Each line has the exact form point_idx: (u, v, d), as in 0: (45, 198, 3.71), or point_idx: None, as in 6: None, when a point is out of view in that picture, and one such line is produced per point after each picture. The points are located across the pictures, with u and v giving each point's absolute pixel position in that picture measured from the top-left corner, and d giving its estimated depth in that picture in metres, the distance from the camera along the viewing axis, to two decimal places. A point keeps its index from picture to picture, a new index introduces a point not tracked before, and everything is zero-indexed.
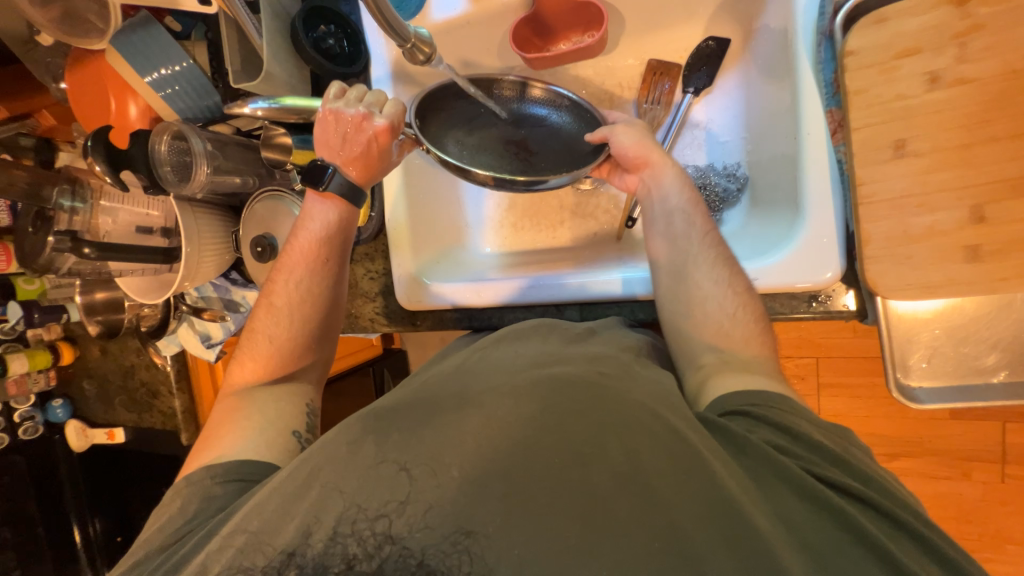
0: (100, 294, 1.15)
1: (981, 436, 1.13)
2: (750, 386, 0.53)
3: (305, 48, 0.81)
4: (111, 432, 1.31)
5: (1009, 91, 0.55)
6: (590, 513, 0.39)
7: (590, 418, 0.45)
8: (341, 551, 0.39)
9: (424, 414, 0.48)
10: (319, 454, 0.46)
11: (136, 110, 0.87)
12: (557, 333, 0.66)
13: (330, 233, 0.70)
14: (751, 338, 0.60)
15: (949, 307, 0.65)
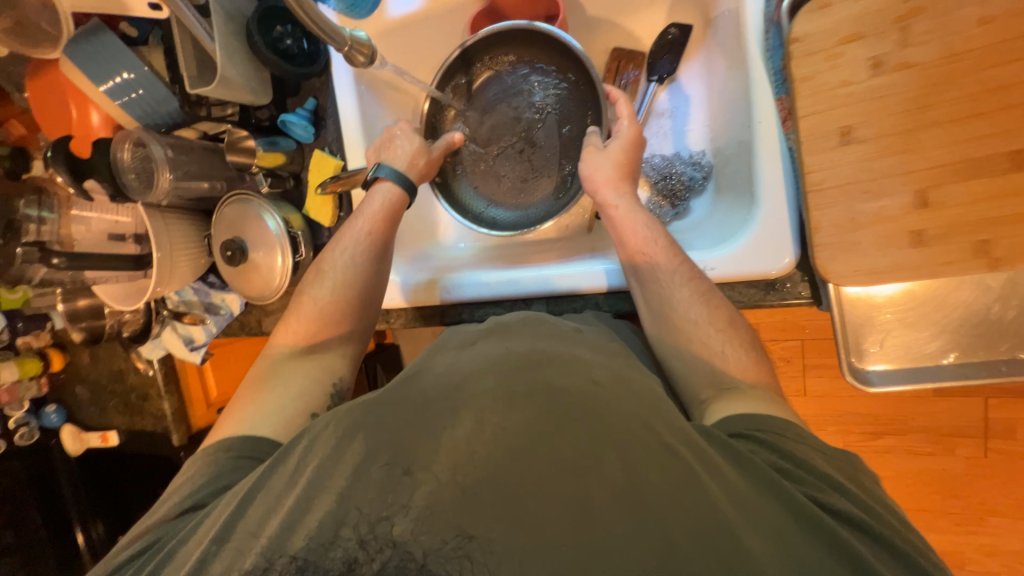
0: (83, 301, 1.15)
1: (961, 411, 1.14)
2: (757, 410, 0.50)
3: (261, 49, 0.80)
4: (104, 436, 1.31)
5: (950, 75, 0.55)
6: (586, 519, 0.37)
7: (593, 419, 0.43)
8: (342, 554, 0.37)
9: (417, 416, 0.45)
10: (319, 445, 0.45)
11: (98, 117, 0.87)
12: (543, 328, 0.60)
13: (392, 209, 0.73)
14: (743, 360, 0.57)
15: (902, 290, 0.65)
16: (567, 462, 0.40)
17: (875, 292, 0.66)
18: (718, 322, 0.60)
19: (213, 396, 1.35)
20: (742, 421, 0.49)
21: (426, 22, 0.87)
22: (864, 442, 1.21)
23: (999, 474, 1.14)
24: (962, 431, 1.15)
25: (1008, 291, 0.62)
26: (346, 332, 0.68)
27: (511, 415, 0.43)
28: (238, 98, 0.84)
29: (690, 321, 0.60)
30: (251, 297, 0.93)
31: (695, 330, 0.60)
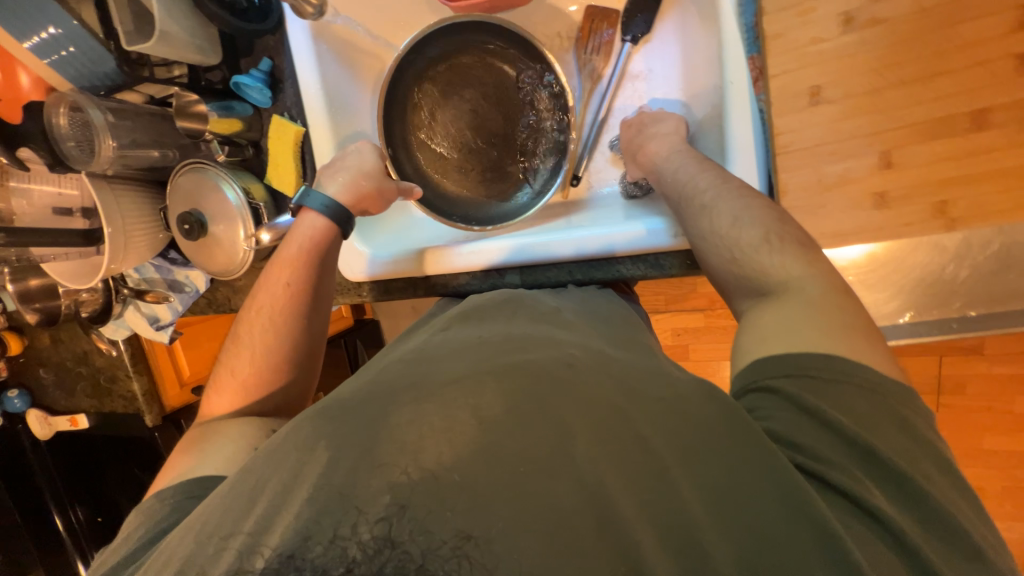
0: (34, 280, 1.08)
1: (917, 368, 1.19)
2: (806, 344, 0.42)
3: (206, 3, 0.73)
4: (72, 419, 1.27)
5: (919, 31, 0.54)
6: (590, 511, 0.33)
7: (580, 411, 0.39)
8: (339, 554, 0.31)
9: (384, 408, 0.39)
10: (269, 466, 0.38)
11: (28, 80, 0.79)
12: (531, 312, 0.60)
13: (317, 245, 0.69)
14: (790, 250, 0.48)
15: (868, 255, 0.67)
16: (561, 446, 0.36)
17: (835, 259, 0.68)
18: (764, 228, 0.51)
19: (186, 376, 1.32)
20: (775, 360, 0.42)
21: None
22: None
23: (952, 426, 1.21)
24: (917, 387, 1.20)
25: (961, 251, 0.62)
26: (285, 385, 0.65)
27: (489, 403, 0.38)
28: (185, 58, 0.78)
29: (718, 235, 0.53)
30: (217, 273, 0.90)
31: (725, 238, 0.52)
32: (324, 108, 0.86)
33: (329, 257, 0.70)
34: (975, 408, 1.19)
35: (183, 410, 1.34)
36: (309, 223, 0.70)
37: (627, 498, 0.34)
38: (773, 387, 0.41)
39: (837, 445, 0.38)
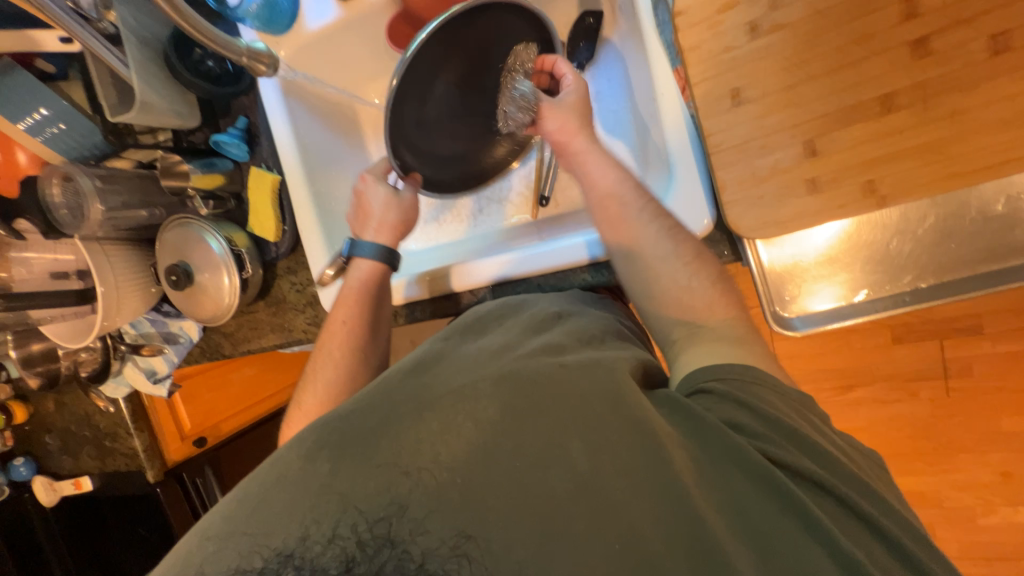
0: (37, 345, 1.11)
1: (923, 353, 1.11)
2: (733, 358, 0.49)
3: (182, 73, 0.80)
4: (77, 482, 1.27)
5: (818, 31, 0.59)
6: (574, 501, 0.36)
7: (572, 409, 0.41)
8: (339, 552, 0.33)
9: (384, 421, 0.42)
10: (284, 478, 0.38)
11: (24, 156, 0.86)
12: (530, 324, 0.57)
13: (372, 284, 0.73)
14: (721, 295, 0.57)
15: (823, 256, 0.70)
16: (552, 443, 0.38)
17: (799, 253, 0.71)
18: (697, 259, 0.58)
19: (186, 429, 1.33)
20: (717, 372, 0.47)
21: (343, 30, 0.87)
22: (833, 395, 1.18)
23: (974, 412, 1.11)
24: (923, 374, 1.12)
25: (902, 225, 0.67)
26: None
27: (481, 412, 0.41)
28: (165, 123, 0.83)
29: (672, 265, 0.58)
30: (206, 320, 0.93)
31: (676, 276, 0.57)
32: (299, 158, 0.89)
33: (381, 299, 0.73)
34: (985, 390, 1.10)
35: (184, 463, 1.33)
36: (358, 267, 0.74)
37: (617, 489, 0.37)
38: (718, 390, 0.45)
39: (785, 436, 0.42)
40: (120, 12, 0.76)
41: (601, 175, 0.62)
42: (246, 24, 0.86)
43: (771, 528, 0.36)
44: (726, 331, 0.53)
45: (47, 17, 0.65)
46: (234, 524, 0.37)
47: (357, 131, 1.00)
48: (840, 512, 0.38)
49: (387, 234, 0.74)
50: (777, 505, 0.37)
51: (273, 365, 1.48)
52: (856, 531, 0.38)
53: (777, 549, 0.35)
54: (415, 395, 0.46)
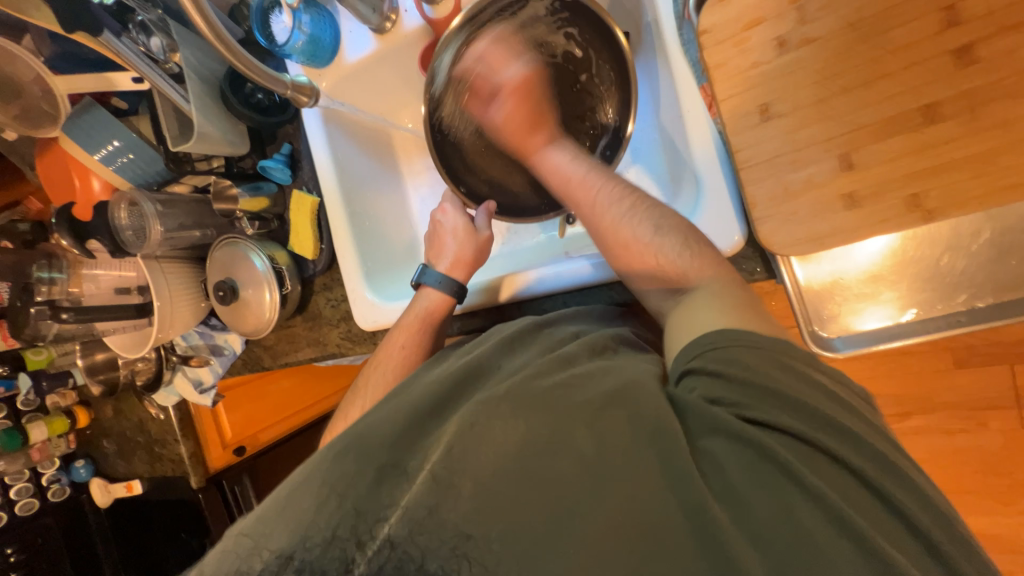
0: (100, 354, 1.20)
1: (993, 381, 0.99)
2: (727, 325, 0.46)
3: (235, 107, 0.88)
4: (128, 485, 1.35)
5: (850, 44, 0.57)
6: (559, 510, 0.37)
7: (569, 404, 0.42)
8: (338, 554, 0.39)
9: (400, 433, 0.46)
10: (307, 481, 0.43)
11: (99, 184, 0.96)
12: (543, 340, 0.59)
13: (438, 317, 0.74)
14: (701, 258, 0.54)
15: (866, 273, 0.66)
16: (546, 448, 0.40)
17: (838, 270, 0.67)
18: (670, 230, 0.56)
19: (228, 438, 1.39)
20: (699, 347, 0.45)
21: (381, 62, 0.92)
22: (888, 424, 1.09)
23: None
24: (995, 403, 1.00)
25: (953, 241, 0.62)
26: None
27: (487, 422, 0.42)
28: (219, 151, 0.91)
29: (640, 240, 0.57)
30: (248, 333, 0.99)
31: (648, 246, 0.56)
32: (336, 180, 0.94)
33: (441, 331, 0.74)
34: None
35: (224, 471, 1.40)
36: (426, 296, 0.75)
37: (613, 479, 0.38)
38: (708, 367, 0.43)
39: (783, 405, 0.39)
40: (184, 53, 0.84)
41: (558, 162, 0.67)
42: (292, 60, 0.92)
43: (777, 511, 0.35)
44: (712, 285, 0.52)
45: (123, 61, 0.74)
46: (256, 529, 0.42)
47: (391, 154, 1.05)
48: (853, 483, 0.37)
49: (460, 270, 0.76)
50: (781, 482, 0.36)
51: (309, 378, 1.53)
52: (874, 509, 0.36)
53: (780, 529, 0.35)
54: (429, 402, 0.49)
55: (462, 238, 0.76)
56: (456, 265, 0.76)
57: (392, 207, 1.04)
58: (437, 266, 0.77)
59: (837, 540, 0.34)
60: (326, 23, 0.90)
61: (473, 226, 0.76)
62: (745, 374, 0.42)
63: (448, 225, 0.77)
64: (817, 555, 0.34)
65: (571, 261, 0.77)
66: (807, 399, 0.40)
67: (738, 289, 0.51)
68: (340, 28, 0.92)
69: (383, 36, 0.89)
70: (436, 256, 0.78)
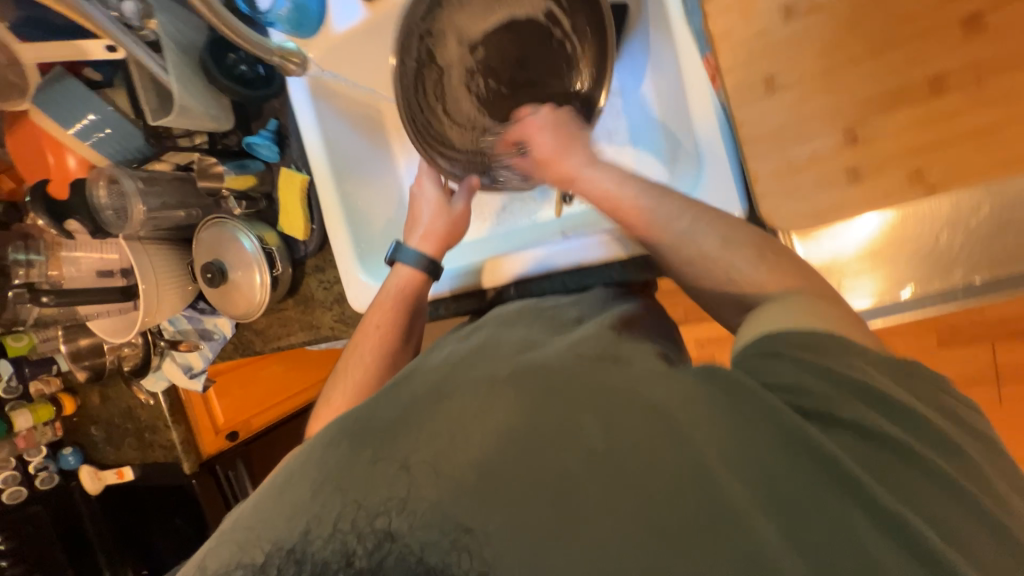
0: (84, 340, 1.16)
1: (973, 358, 0.98)
2: (800, 322, 0.41)
3: (217, 78, 0.83)
4: (120, 472, 1.34)
5: (860, 12, 0.56)
6: (567, 494, 0.34)
7: (579, 389, 0.40)
8: (337, 547, 0.35)
9: (400, 415, 0.43)
10: (303, 467, 0.41)
11: (74, 161, 0.91)
12: (547, 320, 0.58)
13: (411, 291, 0.72)
14: (777, 270, 0.48)
15: (863, 254, 0.67)
16: (554, 431, 0.37)
17: (837, 250, 0.67)
18: (713, 223, 0.51)
19: (220, 423, 1.38)
20: (788, 340, 0.41)
21: (371, 34, 0.88)
22: None
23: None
24: (976, 380, 1.00)
25: (953, 217, 0.61)
26: None
27: (493, 407, 0.40)
28: (202, 126, 0.87)
29: (703, 254, 0.50)
30: (239, 317, 0.96)
31: (714, 260, 0.50)
32: (326, 157, 0.91)
33: (419, 310, 0.72)
34: None
35: (218, 457, 1.39)
36: (398, 276, 0.73)
37: (631, 468, 0.35)
38: (785, 356, 0.40)
39: (851, 397, 0.37)
40: (160, 20, 0.79)
41: (603, 183, 0.58)
42: (277, 29, 0.88)
43: (818, 506, 0.33)
44: (799, 292, 0.45)
45: (101, 32, 0.70)
46: (252, 518, 0.39)
47: (380, 130, 1.00)
48: (917, 481, 0.34)
49: (432, 244, 0.73)
50: (828, 472, 0.34)
51: (300, 364, 1.51)
52: (936, 505, 0.33)
53: (824, 519, 0.32)
54: (426, 387, 0.47)
55: (437, 212, 0.74)
56: (429, 239, 0.73)
57: (384, 187, 1.00)
58: (409, 240, 0.75)
59: (882, 537, 0.32)
60: None
61: (447, 201, 0.74)
62: (822, 368, 0.39)
63: (422, 196, 0.75)
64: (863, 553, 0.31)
65: (567, 242, 0.76)
66: (863, 392, 0.37)
67: (777, 285, 0.46)
68: None
69: (373, 5, 0.85)
70: (408, 229, 0.75)
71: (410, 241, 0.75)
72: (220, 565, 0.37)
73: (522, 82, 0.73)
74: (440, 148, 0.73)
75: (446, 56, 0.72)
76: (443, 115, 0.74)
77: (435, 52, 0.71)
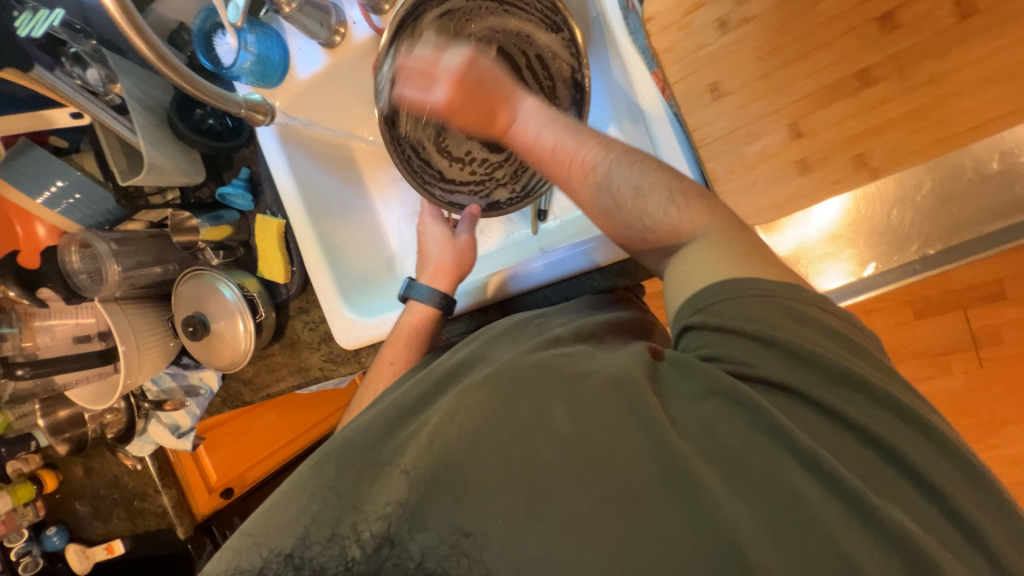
0: (64, 410, 1.12)
1: (946, 326, 1.01)
2: (719, 277, 0.42)
3: (186, 134, 0.84)
4: (109, 546, 1.27)
5: (786, 19, 0.60)
6: (536, 481, 0.37)
7: (546, 379, 0.42)
8: (338, 553, 0.39)
9: (388, 430, 0.46)
10: (294, 491, 0.43)
11: (45, 229, 0.91)
12: (530, 330, 0.59)
13: (422, 328, 0.72)
14: (690, 207, 0.46)
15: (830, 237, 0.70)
16: (519, 422, 0.40)
17: (803, 236, 0.71)
18: (654, 185, 0.47)
19: (213, 481, 1.34)
20: (701, 304, 0.42)
21: (332, 78, 0.91)
22: None
23: None
24: (951, 347, 1.02)
25: (900, 194, 0.64)
26: None
27: (471, 411, 0.42)
28: (173, 181, 0.87)
29: (623, 207, 0.48)
30: (223, 367, 0.95)
31: (630, 208, 0.47)
32: (300, 198, 0.92)
33: (433, 342, 0.72)
34: (1019, 356, 1.00)
35: (213, 516, 1.35)
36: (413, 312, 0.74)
37: (595, 451, 0.37)
38: (713, 321, 0.40)
39: (776, 357, 0.37)
40: (124, 83, 0.80)
41: (540, 135, 0.52)
42: (241, 82, 0.90)
43: (771, 473, 0.34)
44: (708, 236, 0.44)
45: (60, 96, 0.70)
46: (257, 528, 0.42)
47: (354, 170, 1.03)
48: (850, 438, 0.35)
49: (443, 278, 0.75)
50: (770, 441, 0.35)
51: (292, 410, 1.43)
52: (870, 455, 0.35)
53: (774, 486, 0.33)
54: (412, 401, 0.49)
55: (443, 246, 0.76)
56: (441, 276, 0.75)
57: (369, 222, 1.02)
58: (427, 280, 0.76)
59: (823, 493, 0.33)
60: (273, 42, 0.88)
61: (451, 234, 0.76)
62: (751, 334, 0.38)
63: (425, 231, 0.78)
64: (809, 520, 0.32)
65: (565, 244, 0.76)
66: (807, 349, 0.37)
67: (692, 223, 0.45)
68: (288, 46, 0.90)
69: (333, 51, 0.88)
70: (421, 270, 0.77)
71: (422, 279, 0.77)
72: (225, 568, 0.41)
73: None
74: (445, 188, 0.76)
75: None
76: (439, 152, 0.76)
77: (422, 102, 0.74)
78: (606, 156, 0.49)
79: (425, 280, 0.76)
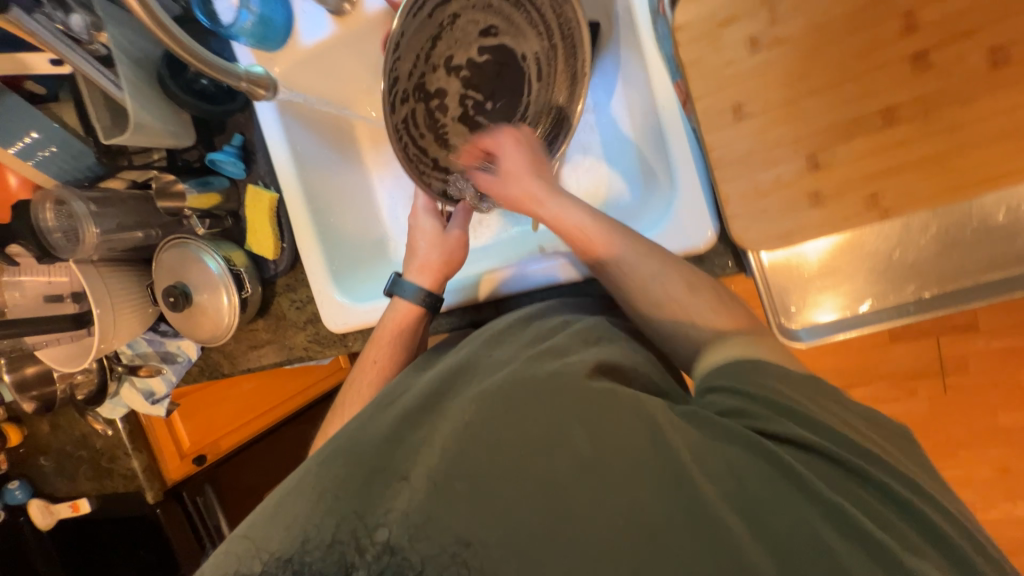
0: (31, 368, 1.08)
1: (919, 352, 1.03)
2: (743, 355, 0.44)
3: (177, 93, 0.79)
4: (75, 505, 1.25)
5: (819, 46, 0.56)
6: (551, 497, 0.37)
7: (563, 396, 0.41)
8: (338, 558, 0.37)
9: (391, 432, 0.45)
10: (298, 489, 0.42)
11: (17, 180, 0.84)
12: (534, 333, 0.58)
13: (409, 328, 0.71)
14: (730, 314, 0.51)
15: (822, 259, 0.68)
16: (531, 438, 0.39)
17: (799, 253, 0.68)
18: (700, 289, 0.54)
19: (186, 447, 1.31)
20: (735, 371, 0.43)
21: (340, 47, 0.86)
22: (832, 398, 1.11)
23: (985, 408, 1.05)
24: (920, 372, 1.05)
25: (902, 236, 0.65)
26: None
27: (480, 419, 0.42)
28: (161, 142, 0.82)
29: (673, 301, 0.54)
30: (205, 340, 0.92)
31: (676, 302, 0.54)
32: (293, 172, 0.88)
33: (417, 341, 0.71)
34: (982, 386, 1.03)
35: (183, 483, 1.33)
36: (400, 309, 0.72)
37: (609, 471, 0.37)
38: (737, 386, 0.42)
39: (794, 420, 0.39)
40: (111, 33, 0.74)
41: (573, 220, 0.60)
42: (240, 42, 0.84)
43: (791, 522, 0.34)
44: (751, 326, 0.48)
45: (35, 41, 0.63)
46: (253, 530, 0.41)
47: (352, 145, 0.97)
48: (864, 490, 0.36)
49: (428, 276, 0.73)
50: (791, 490, 0.35)
51: (273, 380, 1.42)
52: (890, 515, 0.35)
53: (797, 535, 0.33)
54: (418, 402, 0.48)
55: (433, 243, 0.73)
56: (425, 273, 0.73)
57: (359, 200, 0.98)
58: (409, 275, 0.74)
59: (858, 556, 0.33)
60: (277, 3, 0.83)
61: (442, 230, 0.74)
62: (786, 403, 0.39)
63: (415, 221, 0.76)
64: (833, 572, 0.32)
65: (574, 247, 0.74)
66: (826, 422, 0.39)
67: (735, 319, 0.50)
68: (294, 8, 0.85)
69: (342, 19, 0.83)
70: (405, 264, 0.75)
71: (407, 273, 0.74)
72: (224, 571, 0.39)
73: (501, 92, 0.70)
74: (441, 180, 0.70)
75: (438, 84, 0.66)
76: (436, 143, 0.68)
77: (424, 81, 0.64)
78: (661, 255, 0.57)
79: (406, 274, 0.74)
